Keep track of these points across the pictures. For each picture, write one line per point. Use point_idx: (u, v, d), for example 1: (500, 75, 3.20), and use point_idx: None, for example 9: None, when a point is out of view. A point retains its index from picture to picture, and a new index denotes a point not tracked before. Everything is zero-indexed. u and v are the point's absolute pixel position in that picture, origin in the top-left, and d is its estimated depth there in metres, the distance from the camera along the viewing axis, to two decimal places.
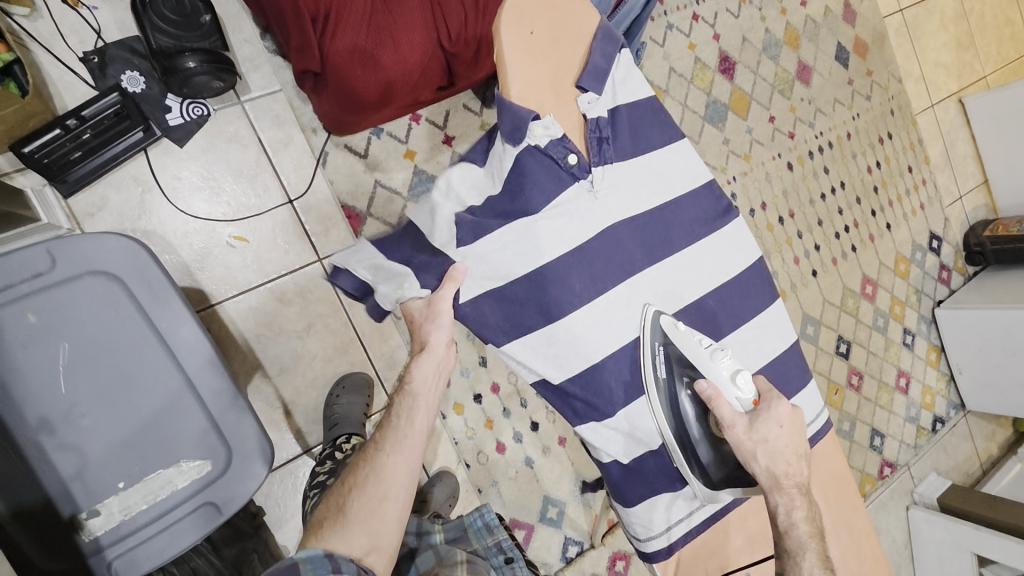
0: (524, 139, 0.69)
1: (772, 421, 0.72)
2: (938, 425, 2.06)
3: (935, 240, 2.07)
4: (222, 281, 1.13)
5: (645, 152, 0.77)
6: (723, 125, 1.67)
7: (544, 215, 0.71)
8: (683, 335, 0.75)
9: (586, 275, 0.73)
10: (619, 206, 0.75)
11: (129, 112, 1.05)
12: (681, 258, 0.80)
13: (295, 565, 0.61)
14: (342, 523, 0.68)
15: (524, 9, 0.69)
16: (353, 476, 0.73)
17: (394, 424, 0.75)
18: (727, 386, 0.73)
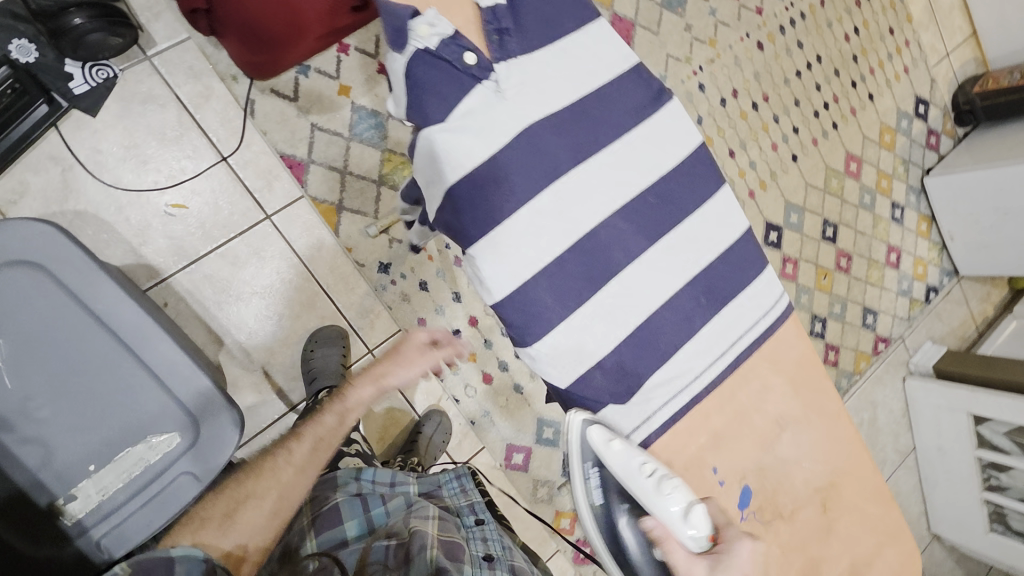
0: (408, 43, 0.54)
1: (735, 563, 0.61)
2: (932, 294, 2.05)
3: (922, 104, 1.97)
4: (170, 253, 1.10)
5: (557, 40, 0.61)
6: (683, 10, 1.54)
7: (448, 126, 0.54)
8: (621, 460, 0.67)
9: (504, 187, 0.56)
10: (533, 98, 0.57)
11: (26, 86, 0.96)
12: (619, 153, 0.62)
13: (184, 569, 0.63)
14: (226, 527, 0.73)
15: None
16: (258, 479, 0.77)
17: (316, 445, 0.80)
18: (678, 525, 0.65)
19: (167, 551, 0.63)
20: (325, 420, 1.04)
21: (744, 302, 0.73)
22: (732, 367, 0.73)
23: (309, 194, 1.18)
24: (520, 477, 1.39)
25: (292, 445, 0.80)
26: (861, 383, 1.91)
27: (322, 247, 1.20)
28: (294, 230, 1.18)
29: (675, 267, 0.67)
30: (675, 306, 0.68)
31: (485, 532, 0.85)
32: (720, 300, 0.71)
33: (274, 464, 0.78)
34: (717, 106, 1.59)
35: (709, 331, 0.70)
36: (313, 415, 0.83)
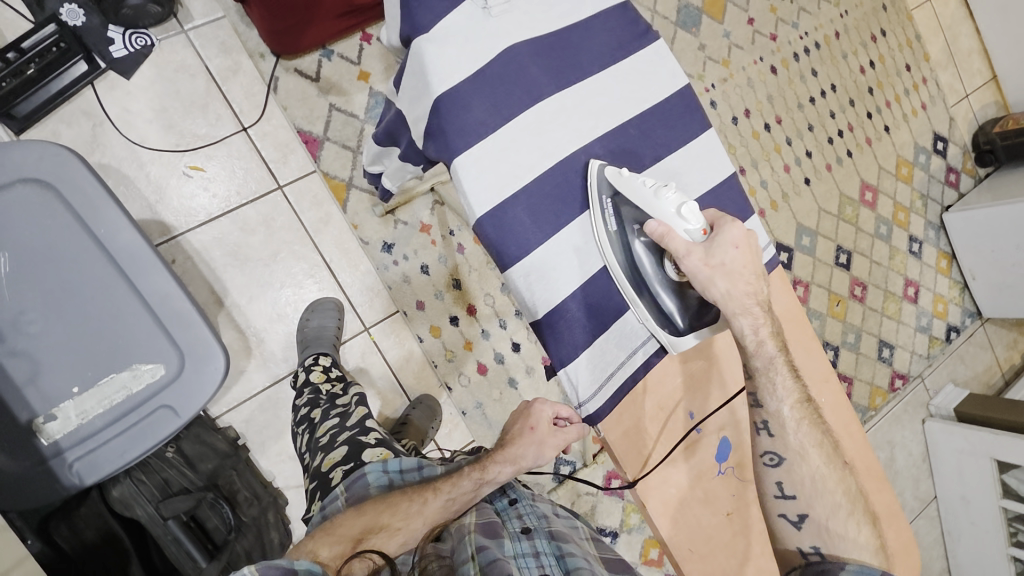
0: None
1: (726, 241, 0.57)
2: (953, 334, 1.97)
3: (940, 141, 1.97)
4: (184, 212, 1.14)
5: None
6: (698, 31, 1.60)
7: (432, 38, 0.56)
8: (628, 182, 0.59)
9: (486, 104, 0.58)
10: (518, 23, 0.60)
11: (69, 44, 1.04)
12: (600, 86, 0.63)
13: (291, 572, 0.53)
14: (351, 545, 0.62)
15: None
16: (391, 515, 0.66)
17: (449, 503, 0.69)
18: (676, 221, 0.58)
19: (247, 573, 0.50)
20: (333, 407, 0.95)
21: None
22: None
23: (322, 169, 1.23)
24: None
25: (427, 493, 0.69)
26: (876, 419, 1.82)
27: (329, 222, 1.23)
28: (303, 203, 1.22)
29: None
30: None
31: (519, 510, 0.74)
32: None
33: (410, 508, 0.67)
34: (728, 123, 1.62)
35: None
36: (453, 472, 0.72)
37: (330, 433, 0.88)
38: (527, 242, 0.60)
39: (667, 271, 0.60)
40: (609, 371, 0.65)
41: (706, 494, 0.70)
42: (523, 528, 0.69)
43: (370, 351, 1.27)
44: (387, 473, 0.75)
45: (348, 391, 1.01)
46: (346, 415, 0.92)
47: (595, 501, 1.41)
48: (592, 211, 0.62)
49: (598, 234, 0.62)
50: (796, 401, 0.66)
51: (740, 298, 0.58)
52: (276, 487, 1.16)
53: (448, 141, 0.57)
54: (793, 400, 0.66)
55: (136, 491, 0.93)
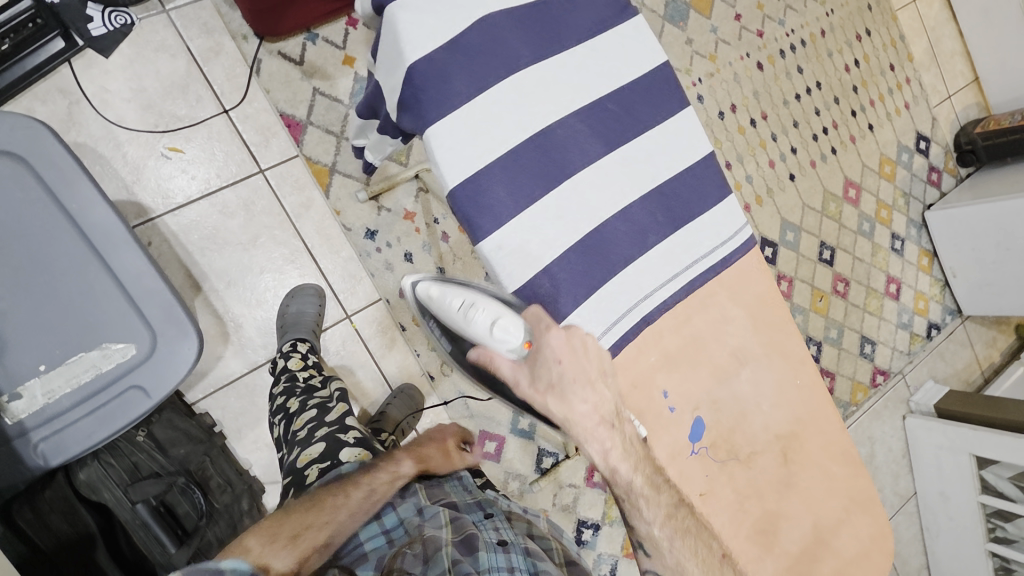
0: None
1: (549, 357, 0.58)
2: (934, 331, 1.99)
3: (923, 140, 1.99)
4: (161, 194, 1.12)
5: None
6: (685, 25, 1.60)
7: (407, 6, 0.55)
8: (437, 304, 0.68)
9: (462, 73, 0.57)
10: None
11: (46, 20, 1.01)
12: (579, 62, 0.63)
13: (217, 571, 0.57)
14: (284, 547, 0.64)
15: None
16: (317, 513, 0.68)
17: (371, 492, 0.72)
18: (489, 341, 0.60)
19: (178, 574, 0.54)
20: (311, 398, 0.93)
21: (705, 230, 0.67)
22: (689, 289, 0.65)
23: (305, 153, 1.21)
24: (490, 467, 1.35)
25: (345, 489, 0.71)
26: (858, 415, 1.84)
27: (310, 207, 1.22)
28: (285, 187, 1.20)
29: (635, 179, 0.64)
30: (630, 217, 0.63)
31: (496, 523, 0.72)
32: (677, 222, 0.66)
33: (337, 500, 0.70)
34: (714, 118, 1.63)
35: (666, 248, 0.64)
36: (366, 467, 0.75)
37: (309, 426, 0.86)
38: (503, 216, 0.58)
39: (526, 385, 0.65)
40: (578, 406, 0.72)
41: None
42: (500, 539, 0.67)
43: (351, 339, 1.26)
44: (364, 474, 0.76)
45: (327, 384, 0.99)
46: (324, 408, 0.90)
47: (577, 492, 1.42)
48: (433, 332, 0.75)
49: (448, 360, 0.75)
50: (665, 518, 0.60)
51: (582, 419, 0.59)
52: (254, 475, 1.15)
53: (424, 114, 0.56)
54: (664, 518, 0.60)
55: (104, 475, 0.92)
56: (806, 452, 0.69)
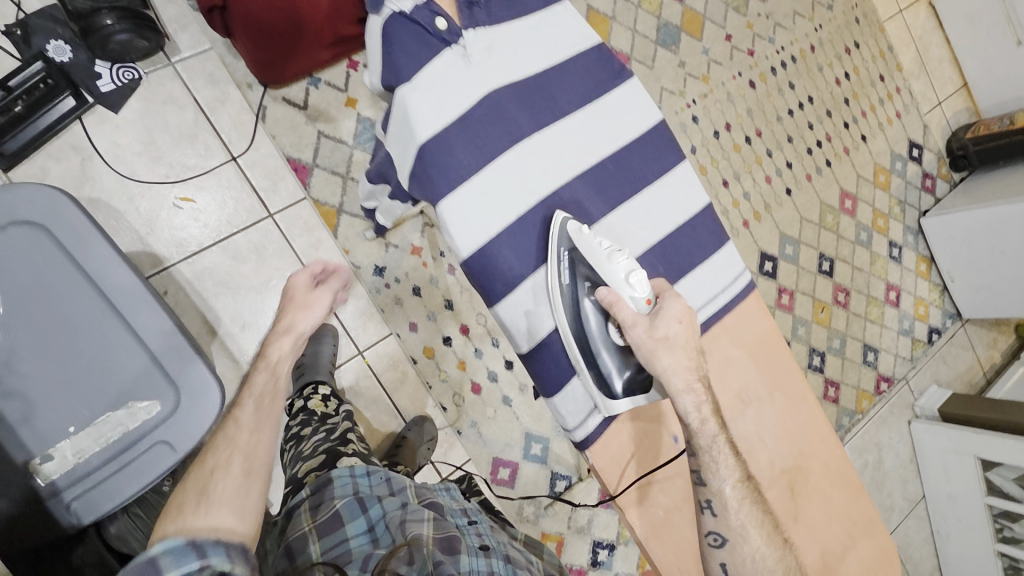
0: (383, 6, 0.55)
1: (670, 315, 0.60)
2: (935, 336, 2.02)
3: (915, 148, 2.02)
4: (174, 243, 1.14)
5: (525, 14, 0.63)
6: (677, 48, 1.63)
7: (417, 85, 0.56)
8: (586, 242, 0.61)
9: (469, 145, 0.59)
10: (498, 67, 0.60)
11: (57, 80, 1.05)
12: (578, 126, 0.65)
13: (153, 562, 0.53)
14: (205, 503, 0.61)
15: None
16: (213, 455, 0.69)
17: (260, 401, 0.77)
18: (624, 287, 0.61)
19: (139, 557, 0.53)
20: (322, 424, 1.02)
21: (706, 279, 0.70)
22: None
23: (312, 196, 1.24)
24: (505, 493, 1.37)
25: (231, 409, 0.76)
26: (864, 423, 1.86)
27: (320, 248, 1.24)
28: (294, 229, 1.23)
29: (636, 235, 0.66)
30: None
31: (479, 529, 0.84)
32: (678, 271, 0.68)
33: (229, 431, 0.72)
34: (710, 137, 1.66)
35: None
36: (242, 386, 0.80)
37: (316, 444, 0.96)
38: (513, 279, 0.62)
39: (612, 334, 0.62)
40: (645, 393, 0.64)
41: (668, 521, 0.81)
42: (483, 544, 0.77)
43: (364, 376, 1.28)
44: (354, 479, 0.84)
45: (339, 409, 1.08)
46: (332, 429, 1.00)
47: (591, 514, 1.44)
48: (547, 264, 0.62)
49: (557, 291, 0.62)
50: (738, 480, 0.64)
51: (683, 373, 0.60)
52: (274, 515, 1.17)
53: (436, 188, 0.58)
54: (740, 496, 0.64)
55: (132, 527, 0.94)
56: (816, 484, 0.71)
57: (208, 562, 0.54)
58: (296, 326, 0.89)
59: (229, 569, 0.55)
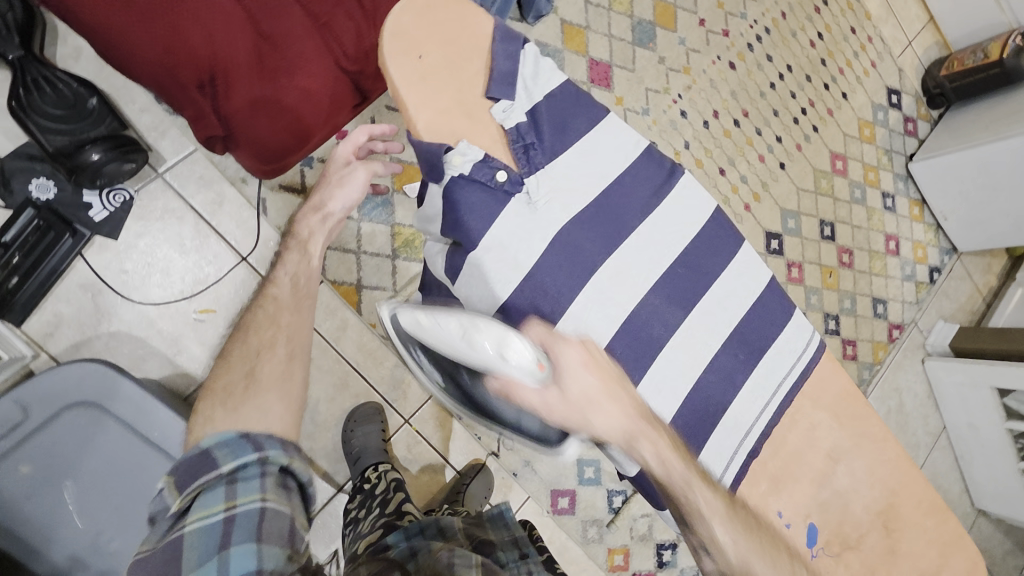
0: (444, 174, 0.56)
1: (566, 370, 0.57)
2: (936, 275, 2.08)
3: (894, 94, 2.03)
4: (205, 358, 1.12)
5: (577, 139, 0.61)
6: (654, 44, 1.60)
7: (487, 248, 0.57)
8: (446, 332, 0.59)
9: (548, 293, 0.59)
10: (563, 205, 0.60)
11: (50, 222, 1.00)
12: (646, 238, 0.64)
13: (210, 454, 0.65)
14: (253, 388, 0.72)
15: (407, 28, 0.57)
16: (258, 335, 0.79)
17: (296, 279, 0.85)
18: (504, 366, 0.56)
19: (200, 448, 0.66)
20: (374, 498, 1.03)
21: (780, 351, 0.70)
22: (780, 412, 0.69)
23: (328, 278, 1.21)
24: (568, 521, 1.40)
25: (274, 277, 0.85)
26: (881, 372, 1.94)
27: (347, 328, 1.23)
28: (318, 315, 1.21)
29: (714, 331, 0.67)
30: (714, 367, 0.66)
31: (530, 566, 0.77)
32: (756, 353, 0.68)
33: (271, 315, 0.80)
34: (700, 129, 1.64)
35: (752, 383, 0.68)
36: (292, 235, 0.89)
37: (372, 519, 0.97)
38: None
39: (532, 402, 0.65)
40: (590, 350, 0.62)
41: None
42: None
43: (414, 442, 1.28)
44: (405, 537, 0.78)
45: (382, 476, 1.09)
46: (385, 501, 1.00)
47: (650, 521, 1.49)
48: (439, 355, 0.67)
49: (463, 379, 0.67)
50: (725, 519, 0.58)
51: (618, 426, 0.57)
52: None
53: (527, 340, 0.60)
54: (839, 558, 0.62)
55: None
56: (903, 522, 0.74)
57: (265, 454, 0.66)
58: (326, 202, 0.88)
59: (284, 463, 0.68)
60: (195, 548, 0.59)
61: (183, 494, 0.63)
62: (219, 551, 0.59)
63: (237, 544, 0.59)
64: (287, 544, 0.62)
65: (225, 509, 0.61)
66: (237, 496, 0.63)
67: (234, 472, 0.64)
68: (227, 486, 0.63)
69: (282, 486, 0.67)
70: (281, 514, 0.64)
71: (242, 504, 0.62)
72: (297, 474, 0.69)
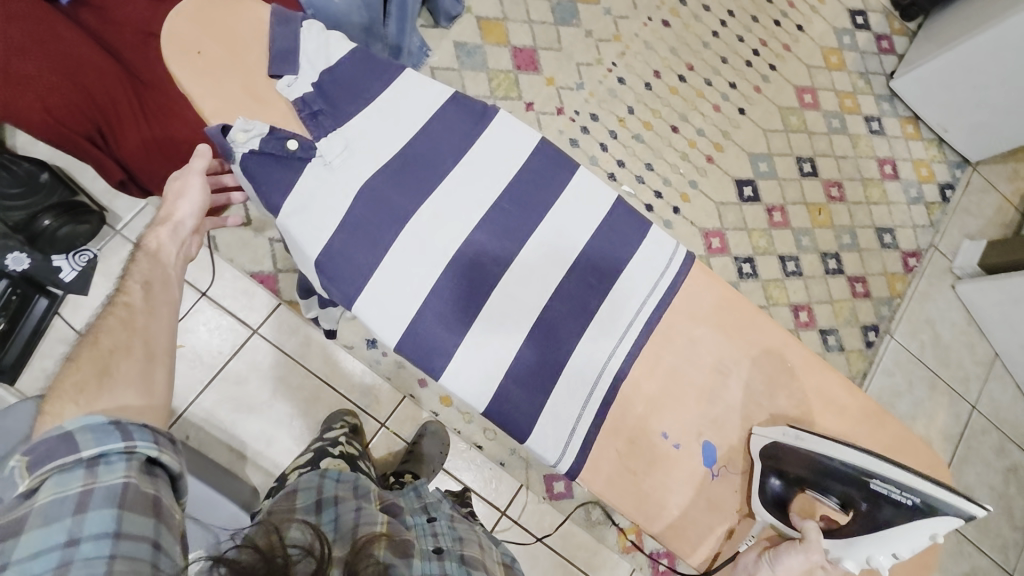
0: (234, 152, 0.66)
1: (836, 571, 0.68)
2: (949, 192, 1.92)
3: (858, 15, 1.93)
4: (180, 389, 1.20)
5: (368, 102, 0.73)
6: (579, 20, 1.62)
7: (293, 211, 0.68)
8: (919, 540, 0.64)
9: (362, 243, 0.70)
10: (363, 162, 0.71)
11: (25, 289, 1.12)
12: (456, 179, 0.75)
13: (69, 437, 0.50)
14: (104, 384, 0.58)
15: (178, 34, 0.68)
16: (109, 337, 0.62)
17: (148, 286, 0.69)
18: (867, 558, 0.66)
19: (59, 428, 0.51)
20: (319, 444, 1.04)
21: (636, 269, 0.79)
22: (649, 329, 0.77)
23: (285, 299, 1.28)
24: (567, 505, 1.37)
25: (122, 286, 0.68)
26: (905, 305, 1.78)
27: (310, 343, 1.29)
28: (281, 334, 1.27)
29: (552, 258, 0.77)
30: (564, 294, 0.76)
31: (436, 527, 0.77)
32: (611, 278, 0.78)
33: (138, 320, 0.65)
34: (643, 91, 1.62)
35: (608, 305, 0.77)
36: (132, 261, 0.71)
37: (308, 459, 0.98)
38: (446, 349, 0.72)
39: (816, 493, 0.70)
40: (419, 293, 0.71)
41: (710, 501, 0.75)
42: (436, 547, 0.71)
43: (394, 444, 1.30)
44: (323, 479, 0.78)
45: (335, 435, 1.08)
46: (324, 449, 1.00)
47: None
48: (889, 475, 0.65)
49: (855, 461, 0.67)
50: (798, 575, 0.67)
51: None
52: None
53: (351, 288, 0.69)
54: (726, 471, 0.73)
55: None
56: None
57: (133, 445, 0.52)
58: (172, 211, 0.75)
59: (158, 455, 0.54)
60: (30, 543, 0.47)
61: (29, 477, 0.49)
62: (66, 543, 0.47)
63: (94, 514, 0.48)
64: (152, 541, 0.50)
65: (80, 489, 0.49)
66: (97, 482, 0.50)
67: (95, 455, 0.51)
68: (84, 474, 0.50)
69: (151, 478, 0.53)
70: (144, 504, 0.51)
71: (105, 486, 0.50)
72: (172, 467, 0.55)
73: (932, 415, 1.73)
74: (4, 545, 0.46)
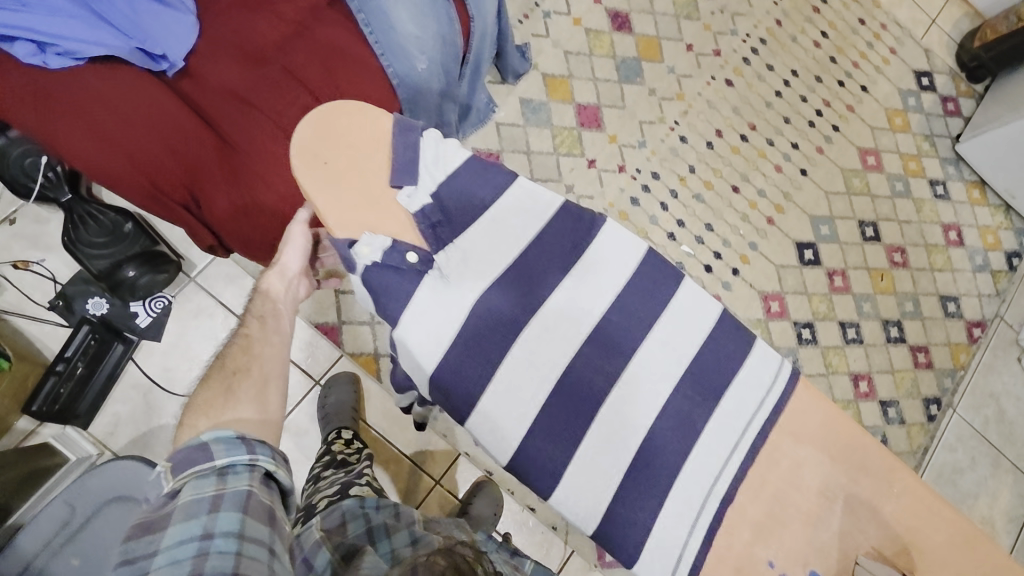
0: (356, 264, 0.72)
1: None
2: (1015, 260, 1.86)
3: (923, 76, 1.90)
4: None
5: (481, 213, 0.80)
6: (642, 78, 1.62)
7: (404, 325, 0.73)
8: None
9: (471, 356, 0.76)
10: (474, 274, 0.77)
11: (103, 334, 1.16)
12: (563, 291, 0.81)
13: (204, 446, 0.58)
14: (229, 398, 0.65)
15: (308, 146, 0.72)
16: (232, 361, 0.69)
17: (261, 319, 0.74)
18: None
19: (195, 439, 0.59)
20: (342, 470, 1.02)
21: (739, 389, 0.85)
22: (751, 454, 0.83)
23: (348, 351, 1.29)
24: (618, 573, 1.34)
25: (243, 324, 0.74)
26: (969, 378, 1.71)
27: (370, 397, 1.29)
28: None
29: (659, 377, 0.83)
30: (669, 413, 0.82)
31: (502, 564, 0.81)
32: (712, 397, 0.84)
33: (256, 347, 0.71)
34: (704, 150, 1.62)
35: (713, 424, 0.83)
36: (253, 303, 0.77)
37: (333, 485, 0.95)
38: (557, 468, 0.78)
39: None
40: (530, 407, 0.78)
41: None
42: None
43: (447, 503, 1.28)
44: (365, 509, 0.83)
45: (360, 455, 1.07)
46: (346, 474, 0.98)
47: None
48: None
49: None
50: None
51: None
52: None
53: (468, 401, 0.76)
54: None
55: None
56: None
57: (255, 457, 0.59)
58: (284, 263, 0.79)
59: (273, 469, 0.61)
60: (175, 533, 0.53)
61: (173, 479, 0.56)
62: (201, 538, 0.53)
63: (224, 513, 0.54)
64: (268, 545, 0.55)
65: (213, 492, 0.56)
66: (226, 487, 0.57)
67: (225, 464, 0.58)
68: (216, 481, 0.56)
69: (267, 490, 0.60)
70: (262, 513, 0.57)
71: (232, 488, 0.57)
72: (285, 482, 0.62)
73: (995, 494, 1.65)
74: (155, 536, 0.53)
